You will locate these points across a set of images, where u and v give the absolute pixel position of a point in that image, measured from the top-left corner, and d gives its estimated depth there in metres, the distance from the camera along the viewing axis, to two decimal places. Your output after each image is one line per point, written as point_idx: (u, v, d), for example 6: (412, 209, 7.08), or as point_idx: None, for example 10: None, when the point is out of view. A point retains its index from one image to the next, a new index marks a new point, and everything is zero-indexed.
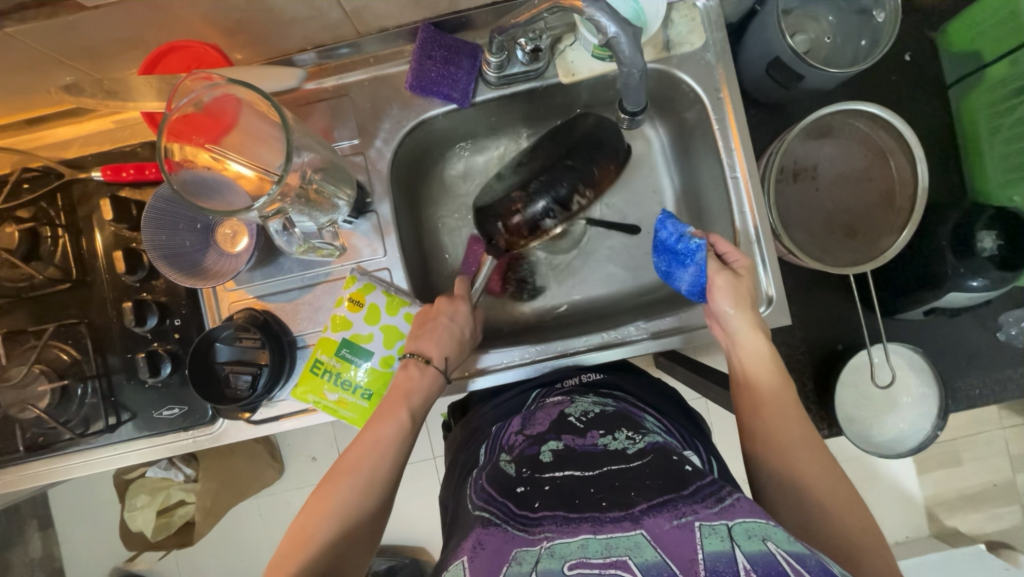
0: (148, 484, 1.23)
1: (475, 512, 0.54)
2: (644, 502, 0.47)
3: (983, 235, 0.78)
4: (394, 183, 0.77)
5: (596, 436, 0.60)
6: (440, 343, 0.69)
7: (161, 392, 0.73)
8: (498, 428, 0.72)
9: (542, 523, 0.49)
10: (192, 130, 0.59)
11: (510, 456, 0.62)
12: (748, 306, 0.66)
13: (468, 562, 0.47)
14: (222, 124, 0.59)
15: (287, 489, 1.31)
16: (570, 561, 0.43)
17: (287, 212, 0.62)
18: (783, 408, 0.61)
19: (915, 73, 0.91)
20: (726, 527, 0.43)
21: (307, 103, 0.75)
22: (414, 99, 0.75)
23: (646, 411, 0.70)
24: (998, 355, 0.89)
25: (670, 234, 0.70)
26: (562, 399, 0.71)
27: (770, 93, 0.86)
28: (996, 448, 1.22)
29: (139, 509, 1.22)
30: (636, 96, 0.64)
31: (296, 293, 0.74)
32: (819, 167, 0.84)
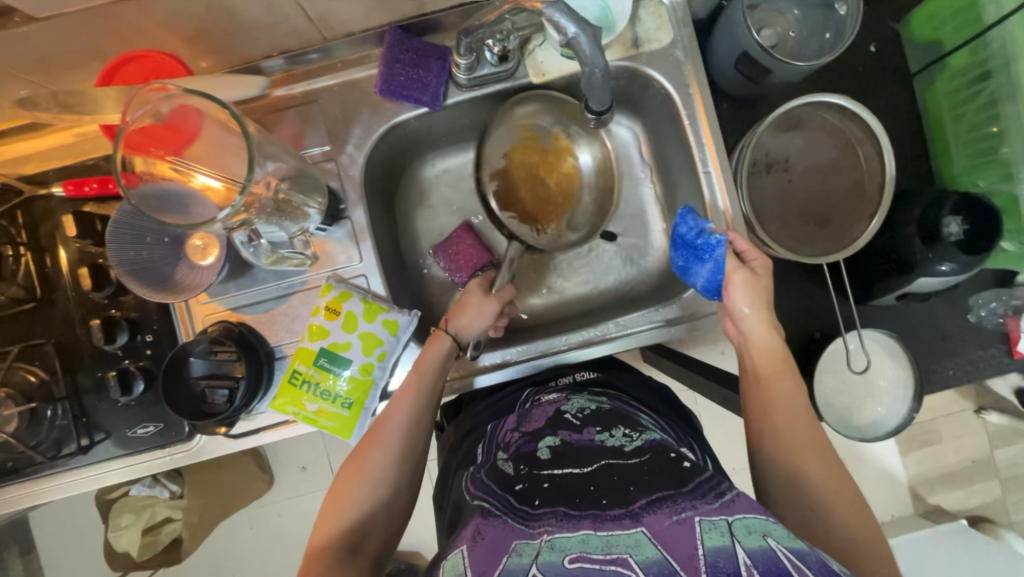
0: (132, 502, 1.21)
1: (474, 502, 0.55)
2: (644, 498, 0.48)
3: (949, 220, 0.79)
4: (368, 189, 0.76)
5: (593, 433, 0.60)
6: (461, 312, 0.73)
7: (136, 411, 0.72)
8: (493, 426, 0.72)
9: (543, 518, 0.49)
10: (149, 142, 0.57)
11: (506, 455, 0.62)
12: (763, 305, 0.68)
13: (467, 553, 0.48)
14: (181, 136, 0.58)
15: (277, 500, 1.29)
16: (570, 554, 0.44)
17: (252, 223, 0.61)
18: (793, 409, 0.62)
19: (880, 64, 0.93)
20: (727, 521, 0.44)
21: (276, 110, 0.73)
22: (383, 103, 0.74)
23: (640, 409, 0.71)
24: (970, 336, 0.92)
25: (689, 230, 0.70)
26: (557, 398, 0.71)
27: (740, 87, 0.87)
28: (973, 426, 1.25)
29: (124, 529, 1.19)
30: (602, 95, 0.64)
31: (272, 304, 0.73)
32: (790, 160, 0.85)
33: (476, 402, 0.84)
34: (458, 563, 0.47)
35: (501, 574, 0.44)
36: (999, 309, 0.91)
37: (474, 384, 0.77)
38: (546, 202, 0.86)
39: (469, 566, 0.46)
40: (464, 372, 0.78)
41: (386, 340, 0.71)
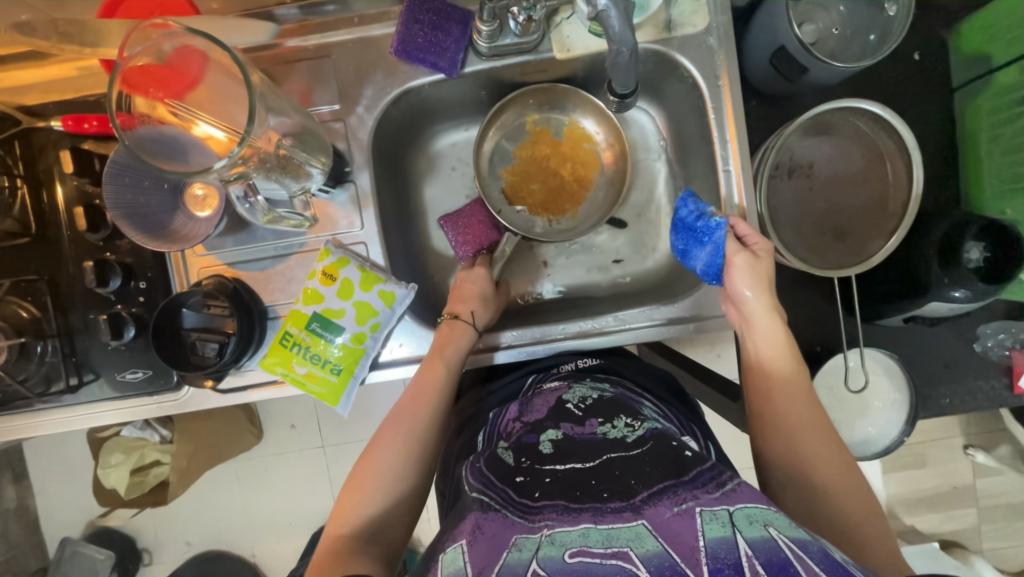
0: (124, 442, 1.22)
1: (473, 495, 0.54)
2: (645, 491, 0.48)
3: (971, 245, 0.76)
4: (375, 154, 0.74)
5: (595, 425, 0.60)
6: (465, 301, 0.75)
7: (124, 356, 0.71)
8: (494, 415, 0.72)
9: (543, 512, 0.49)
10: (148, 81, 0.54)
11: (507, 443, 0.62)
12: (768, 290, 0.67)
13: (467, 547, 0.47)
14: (184, 79, 0.55)
15: (263, 454, 1.31)
16: (570, 549, 0.43)
17: (250, 177, 0.59)
18: (794, 391, 0.62)
19: (922, 74, 0.89)
20: (728, 511, 0.44)
21: (285, 62, 0.70)
22: (399, 65, 0.71)
23: (643, 398, 0.70)
24: (972, 365, 0.90)
25: (689, 213, 0.71)
26: (560, 386, 0.70)
27: (773, 84, 0.83)
28: (961, 452, 1.25)
29: (113, 467, 1.22)
30: (625, 77, 0.61)
31: (269, 263, 0.72)
32: (814, 166, 0.82)
33: (481, 388, 0.83)
34: (457, 558, 0.47)
35: (500, 571, 0.43)
36: (1006, 341, 0.89)
37: (492, 361, 0.76)
38: (560, 194, 0.84)
39: (468, 558, 0.46)
40: (482, 349, 0.76)
41: (381, 311, 0.70)
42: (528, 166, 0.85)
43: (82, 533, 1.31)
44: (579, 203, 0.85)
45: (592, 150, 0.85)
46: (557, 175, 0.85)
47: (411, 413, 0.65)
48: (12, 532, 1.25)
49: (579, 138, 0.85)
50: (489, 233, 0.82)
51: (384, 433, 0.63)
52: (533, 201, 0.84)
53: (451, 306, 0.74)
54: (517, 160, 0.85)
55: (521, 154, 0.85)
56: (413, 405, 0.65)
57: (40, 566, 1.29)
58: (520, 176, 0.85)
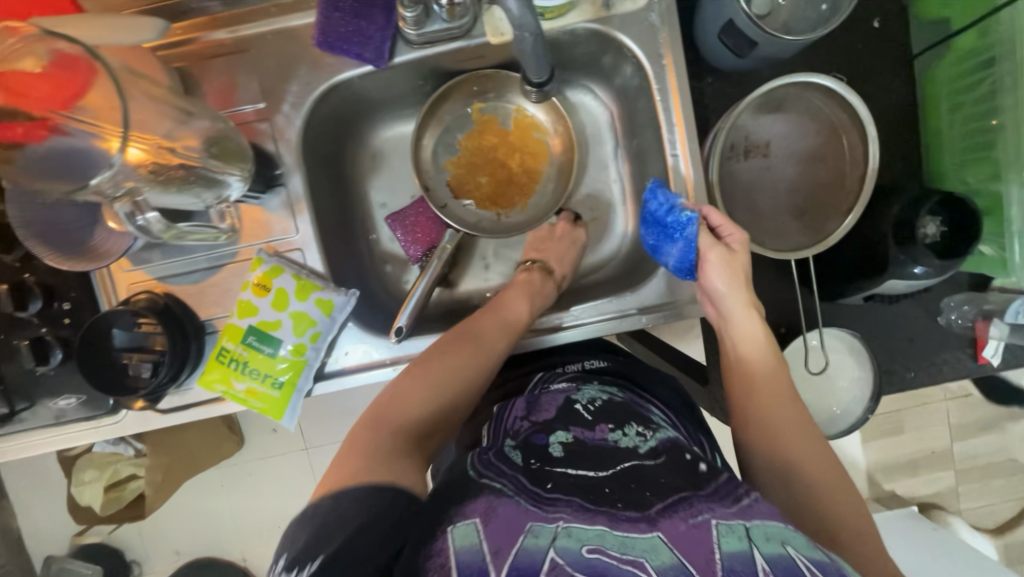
0: (97, 459, 1.16)
1: (481, 478, 0.49)
2: (660, 502, 0.47)
3: (927, 221, 0.74)
4: (308, 155, 0.70)
5: (605, 431, 0.58)
6: (558, 258, 0.78)
7: (54, 381, 0.68)
8: (500, 407, 0.68)
9: (557, 504, 0.47)
10: (19, 92, 0.50)
11: (515, 441, 0.58)
12: (741, 284, 0.67)
13: (482, 527, 0.44)
14: (66, 88, 0.50)
15: (248, 460, 1.27)
16: (588, 544, 0.43)
17: (142, 193, 0.55)
18: (776, 392, 0.62)
19: (883, 41, 0.85)
20: (746, 526, 0.45)
21: (203, 58, 0.66)
22: (323, 58, 0.66)
23: (650, 402, 0.68)
24: (937, 339, 0.90)
25: (661, 206, 0.67)
26: (567, 386, 0.68)
27: (726, 61, 0.80)
28: (938, 418, 1.26)
29: (87, 484, 1.16)
30: (538, 67, 0.59)
31: (202, 274, 0.69)
32: (771, 144, 0.79)
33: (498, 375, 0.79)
34: (471, 534, 0.44)
35: (515, 559, 0.42)
36: (970, 312, 0.88)
37: (554, 339, 0.73)
38: (509, 186, 0.82)
39: (483, 539, 0.43)
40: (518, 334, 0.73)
41: (320, 321, 0.67)
42: (475, 158, 0.82)
43: (66, 549, 1.25)
44: (529, 195, 0.83)
45: (542, 139, 0.82)
46: (505, 166, 0.82)
47: (477, 329, 0.67)
48: None
49: (528, 127, 0.82)
50: (437, 227, 0.80)
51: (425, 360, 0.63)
52: (480, 193, 0.82)
53: (547, 260, 0.77)
54: (464, 151, 0.82)
55: (468, 145, 0.81)
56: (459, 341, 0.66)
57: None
58: (466, 168, 0.82)
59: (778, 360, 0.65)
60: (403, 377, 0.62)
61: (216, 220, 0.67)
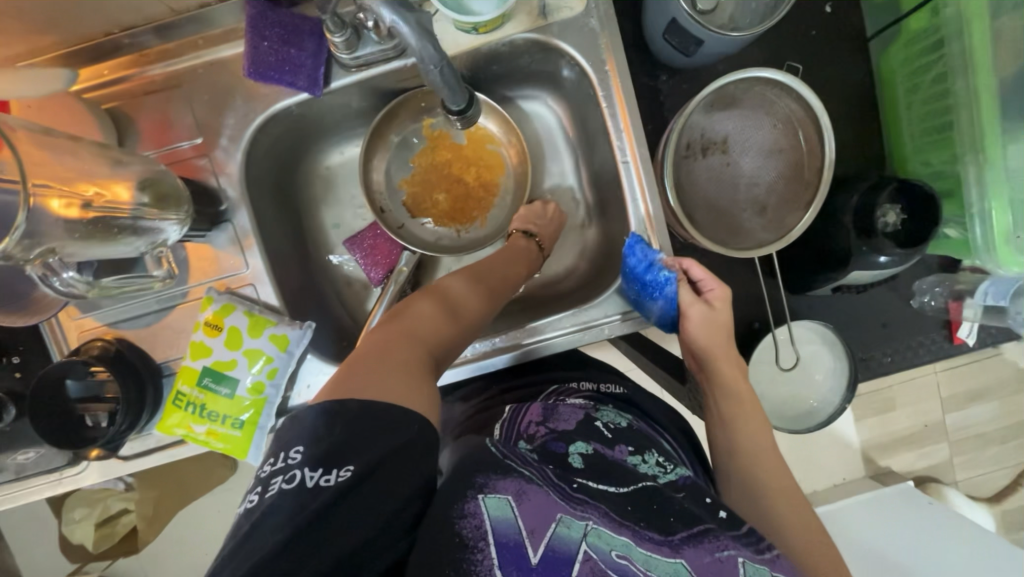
0: (87, 496, 1.15)
1: (508, 459, 0.48)
2: (684, 529, 0.46)
3: (889, 209, 0.73)
4: (253, 187, 0.68)
5: (625, 452, 0.58)
6: (548, 233, 0.76)
7: (11, 436, 0.67)
8: (512, 409, 0.66)
9: (585, 505, 0.46)
10: None
11: (530, 445, 0.58)
12: (721, 339, 0.69)
13: (516, 504, 0.44)
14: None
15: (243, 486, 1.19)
16: (617, 550, 0.43)
17: (60, 250, 0.52)
18: (760, 452, 0.64)
19: (836, 26, 0.84)
20: (772, 575, 0.44)
21: (135, 96, 0.64)
22: (257, 88, 0.64)
23: (662, 433, 0.69)
24: (913, 322, 0.89)
25: (639, 261, 0.65)
26: (584, 404, 0.67)
27: (676, 59, 0.78)
28: (928, 391, 1.26)
29: (78, 522, 1.14)
30: (454, 94, 0.52)
31: (153, 317, 0.68)
32: (727, 140, 0.78)
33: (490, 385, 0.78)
34: (506, 508, 0.43)
35: (546, 547, 0.42)
36: (941, 294, 0.87)
37: (537, 349, 0.70)
38: (465, 201, 0.80)
39: (518, 515, 0.43)
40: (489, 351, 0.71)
41: (276, 356, 0.65)
42: (429, 176, 0.80)
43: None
44: (488, 208, 0.81)
45: (497, 151, 0.80)
46: (461, 181, 0.80)
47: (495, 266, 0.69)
48: None
49: (482, 140, 0.79)
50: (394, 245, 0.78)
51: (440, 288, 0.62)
52: (438, 211, 0.80)
53: (540, 234, 0.75)
54: (417, 169, 0.80)
55: (421, 163, 0.80)
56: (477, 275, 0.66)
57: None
58: (421, 186, 0.80)
59: (761, 425, 0.66)
60: (394, 316, 0.58)
61: (152, 266, 0.64)
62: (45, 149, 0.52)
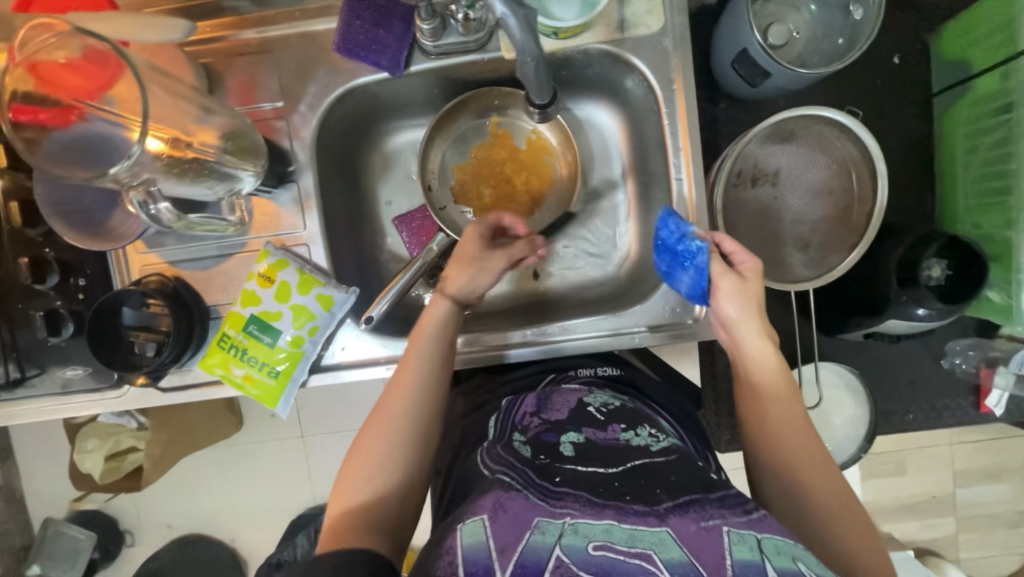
0: (100, 428, 1.13)
1: (494, 475, 0.53)
2: (670, 500, 0.47)
3: (932, 262, 0.72)
4: (322, 154, 0.72)
5: (617, 430, 0.60)
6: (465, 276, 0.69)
7: (64, 352, 0.70)
8: (509, 401, 0.70)
9: (564, 498, 0.48)
10: (57, 84, 0.53)
11: (524, 436, 0.61)
12: (756, 309, 0.63)
13: (489, 523, 0.46)
14: (76, 70, 0.53)
15: (245, 443, 1.21)
16: (595, 541, 0.43)
17: (158, 183, 0.58)
18: (789, 416, 0.60)
19: (902, 79, 0.85)
20: (757, 536, 0.45)
21: (228, 55, 0.68)
22: (342, 63, 0.68)
23: (659, 412, 0.70)
24: (939, 382, 0.89)
25: (671, 233, 0.66)
26: (579, 388, 0.70)
27: (740, 90, 0.80)
28: (941, 462, 1.22)
29: (89, 452, 1.12)
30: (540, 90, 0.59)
31: (211, 262, 0.71)
32: (779, 173, 0.79)
33: (492, 376, 0.80)
34: (479, 531, 0.46)
35: (523, 550, 0.43)
36: (973, 358, 0.86)
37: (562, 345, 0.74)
38: (511, 197, 0.81)
39: (490, 535, 0.45)
40: (493, 346, 0.75)
41: (319, 315, 0.69)
42: (481, 167, 0.82)
43: (64, 513, 1.20)
44: (529, 214, 0.83)
45: (551, 163, 0.83)
46: (510, 183, 0.81)
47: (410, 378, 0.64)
48: None
49: (541, 149, 0.83)
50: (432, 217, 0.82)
51: (383, 416, 0.62)
52: (480, 203, 0.82)
53: (449, 280, 0.69)
54: (472, 160, 0.83)
55: (477, 155, 0.83)
56: (403, 392, 0.63)
57: (24, 545, 1.18)
58: (471, 175, 0.82)
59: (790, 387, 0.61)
60: (363, 446, 0.60)
61: (227, 212, 0.70)
62: (160, 89, 0.55)
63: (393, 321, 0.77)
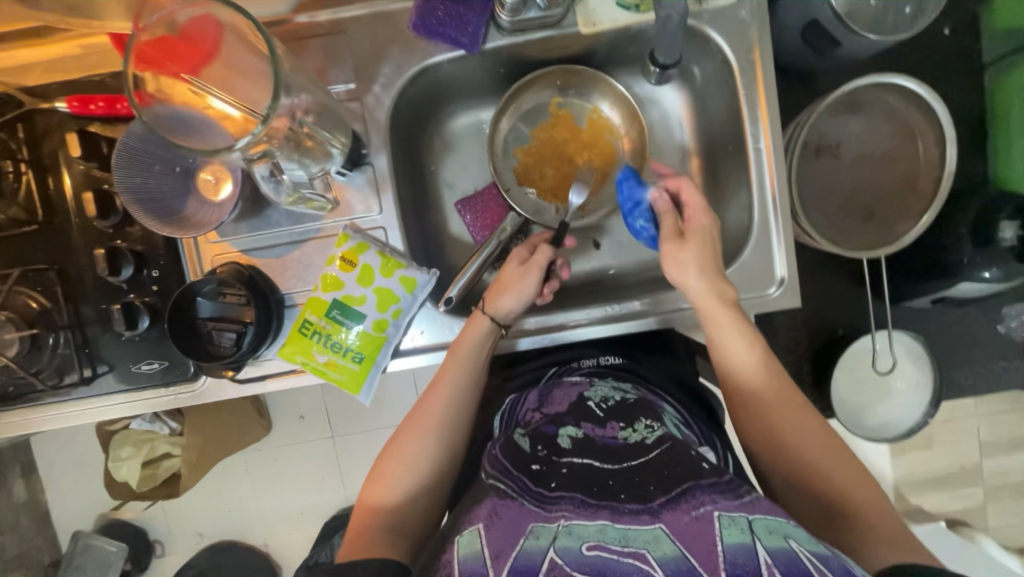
0: (132, 435, 1.05)
1: (488, 480, 0.51)
2: (663, 495, 0.46)
3: (1005, 225, 0.75)
4: (393, 135, 0.71)
5: (616, 429, 0.55)
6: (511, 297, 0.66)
7: (139, 346, 0.68)
8: (512, 400, 0.67)
9: (560, 502, 0.48)
10: (165, 56, 0.54)
11: (524, 430, 0.58)
12: (709, 270, 0.61)
13: (484, 532, 0.46)
14: (199, 51, 0.54)
15: (274, 447, 1.13)
16: (589, 541, 0.43)
17: (274, 156, 0.58)
18: (762, 372, 0.59)
19: (953, 48, 0.86)
20: (748, 518, 0.44)
21: (300, 37, 0.67)
22: (416, 42, 0.68)
23: (663, 398, 0.67)
24: (995, 347, 0.89)
25: (627, 199, 0.69)
26: (580, 380, 0.66)
27: (802, 61, 0.80)
28: (971, 433, 1.23)
29: (123, 460, 1.04)
30: (669, 46, 0.63)
31: (284, 249, 0.69)
32: (842, 144, 0.80)
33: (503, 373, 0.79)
34: (474, 541, 0.46)
35: (517, 558, 0.43)
36: None
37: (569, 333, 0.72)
38: (573, 178, 0.80)
39: (484, 544, 0.45)
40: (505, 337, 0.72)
41: (402, 298, 0.68)
42: (543, 148, 0.81)
43: (93, 525, 1.13)
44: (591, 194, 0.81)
45: (612, 141, 0.82)
46: (572, 162, 0.81)
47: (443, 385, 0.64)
48: (22, 526, 1.08)
49: (602, 128, 0.81)
50: (495, 195, 0.80)
51: (419, 422, 0.62)
52: (543, 184, 0.81)
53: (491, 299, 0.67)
54: (534, 141, 0.82)
55: (538, 136, 0.81)
56: (436, 404, 0.63)
57: (51, 560, 1.12)
58: (534, 157, 0.81)
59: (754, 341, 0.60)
60: (391, 445, 0.62)
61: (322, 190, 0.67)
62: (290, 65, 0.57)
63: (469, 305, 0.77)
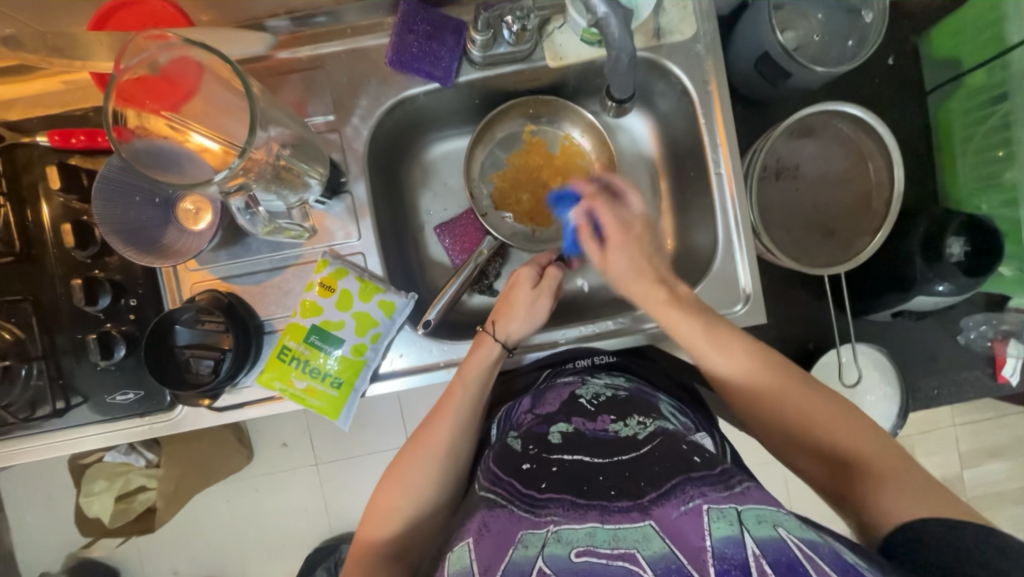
0: (106, 468, 1.02)
1: (481, 492, 0.53)
2: (654, 491, 0.47)
3: (952, 241, 0.80)
4: (371, 163, 0.74)
5: (607, 422, 0.57)
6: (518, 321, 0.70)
7: (116, 375, 0.68)
8: (507, 408, 0.68)
9: (549, 506, 0.48)
10: (146, 95, 0.56)
11: (517, 433, 0.60)
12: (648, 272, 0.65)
13: (474, 547, 0.47)
14: (180, 89, 0.57)
15: (255, 476, 1.11)
16: (577, 547, 0.43)
17: (251, 189, 0.60)
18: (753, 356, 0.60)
19: (898, 77, 0.92)
20: (737, 509, 0.44)
21: (280, 73, 0.70)
22: (393, 76, 0.71)
23: (660, 392, 0.68)
24: (959, 358, 0.92)
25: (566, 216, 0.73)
26: (572, 379, 0.66)
27: (758, 90, 0.85)
28: (947, 444, 1.26)
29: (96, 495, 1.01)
30: (622, 84, 0.67)
31: (264, 276, 0.71)
32: (800, 167, 0.85)
33: None
34: (464, 556, 0.46)
35: (506, 570, 0.43)
36: (988, 332, 0.91)
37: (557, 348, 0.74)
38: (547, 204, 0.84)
39: (474, 559, 0.45)
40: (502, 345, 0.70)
41: (380, 322, 0.70)
42: (519, 174, 0.84)
43: (62, 565, 1.09)
44: None
45: (585, 166, 0.85)
46: (546, 187, 0.84)
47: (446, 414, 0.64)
48: None
49: (574, 154, 0.85)
50: (472, 218, 0.83)
51: (420, 450, 0.62)
52: (520, 209, 0.84)
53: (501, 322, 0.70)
54: (510, 167, 0.85)
55: (514, 162, 0.84)
56: (440, 433, 0.63)
57: None
58: (510, 183, 0.84)
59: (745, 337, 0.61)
60: (393, 472, 0.62)
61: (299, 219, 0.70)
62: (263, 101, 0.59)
63: (449, 327, 0.79)
